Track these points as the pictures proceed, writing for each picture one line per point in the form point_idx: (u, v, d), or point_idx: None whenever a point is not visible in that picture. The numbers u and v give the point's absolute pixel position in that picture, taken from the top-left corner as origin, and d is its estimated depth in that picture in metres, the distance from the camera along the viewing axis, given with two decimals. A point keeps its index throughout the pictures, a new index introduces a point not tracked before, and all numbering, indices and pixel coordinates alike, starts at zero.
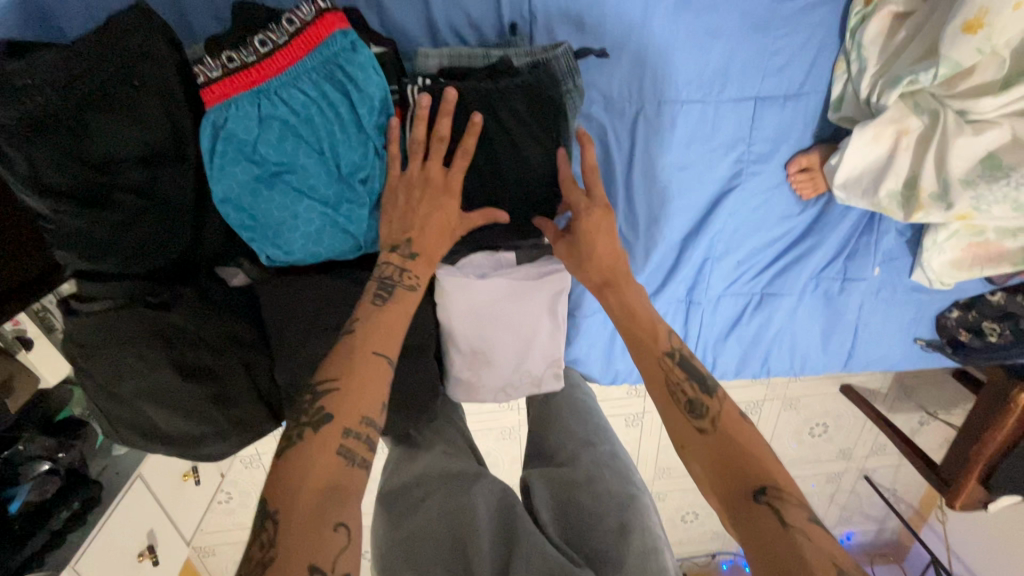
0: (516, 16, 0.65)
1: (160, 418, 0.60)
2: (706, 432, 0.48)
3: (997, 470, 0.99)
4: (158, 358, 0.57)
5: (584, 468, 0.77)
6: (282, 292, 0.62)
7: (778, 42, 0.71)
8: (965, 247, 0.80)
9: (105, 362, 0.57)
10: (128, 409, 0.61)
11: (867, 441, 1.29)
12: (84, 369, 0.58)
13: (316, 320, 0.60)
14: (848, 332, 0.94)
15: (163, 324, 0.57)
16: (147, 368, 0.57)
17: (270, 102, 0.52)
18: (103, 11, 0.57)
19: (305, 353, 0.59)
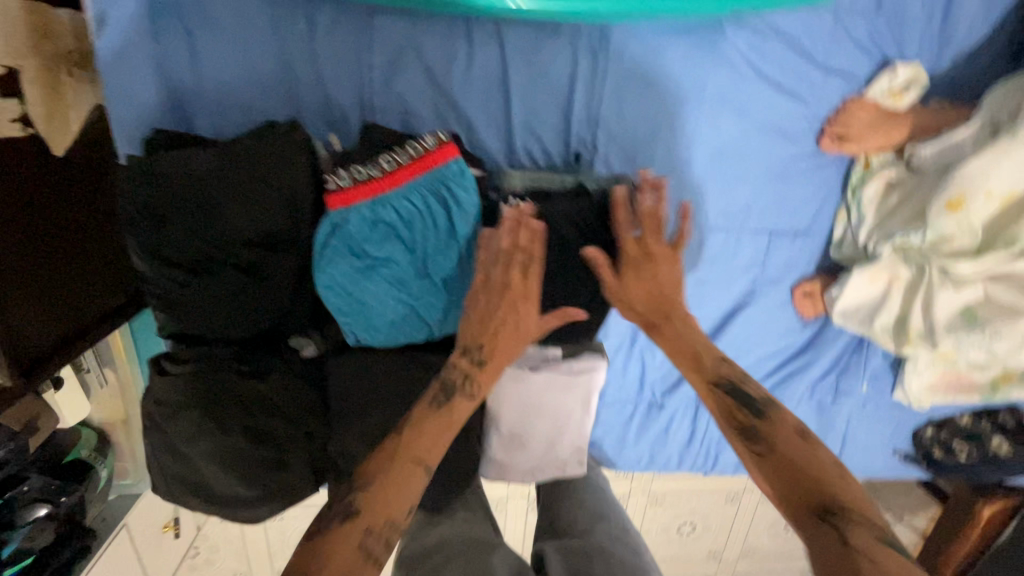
0: (581, 146, 0.76)
1: (214, 478, 0.62)
2: (764, 454, 0.52)
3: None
4: (234, 419, 0.62)
5: (597, 540, 0.81)
6: (351, 368, 0.65)
7: (793, 190, 0.83)
8: (941, 375, 0.92)
9: (182, 417, 0.62)
10: (188, 464, 0.63)
11: None
12: (159, 422, 0.62)
13: (379, 399, 0.63)
14: (837, 440, 1.03)
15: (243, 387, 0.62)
16: (217, 427, 0.61)
17: (383, 208, 0.60)
18: (241, 109, 0.66)
19: (366, 428, 0.63)
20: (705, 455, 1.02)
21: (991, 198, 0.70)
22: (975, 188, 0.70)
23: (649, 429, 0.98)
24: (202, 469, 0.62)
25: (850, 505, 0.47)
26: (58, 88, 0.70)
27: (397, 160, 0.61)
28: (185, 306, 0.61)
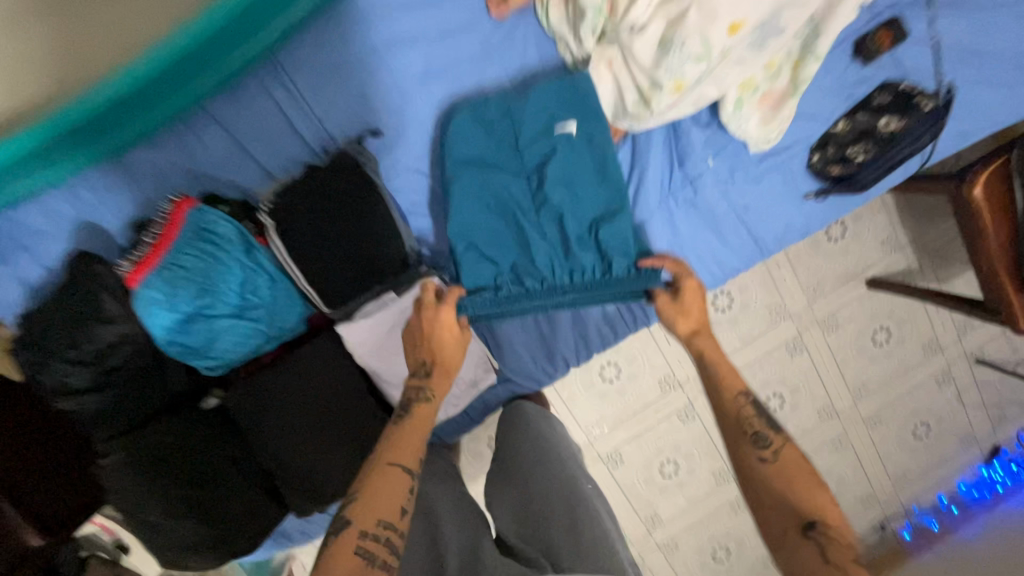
0: (324, 142, 0.92)
1: (188, 530, 0.80)
2: (769, 460, 0.66)
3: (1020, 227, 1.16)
4: (169, 481, 0.79)
5: None
6: (249, 384, 0.84)
7: (505, 58, 0.94)
8: (758, 104, 0.93)
9: (138, 504, 0.79)
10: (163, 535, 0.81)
11: (876, 233, 1.67)
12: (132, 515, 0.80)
13: (274, 389, 0.84)
14: (733, 219, 1.04)
15: (160, 456, 0.79)
16: (159, 493, 0.79)
17: (168, 269, 0.76)
18: (52, 252, 0.87)
19: (277, 421, 0.84)
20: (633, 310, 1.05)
21: None
22: None
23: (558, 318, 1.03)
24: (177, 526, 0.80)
25: (831, 526, 0.61)
26: None
27: (156, 231, 0.77)
28: (86, 417, 0.79)
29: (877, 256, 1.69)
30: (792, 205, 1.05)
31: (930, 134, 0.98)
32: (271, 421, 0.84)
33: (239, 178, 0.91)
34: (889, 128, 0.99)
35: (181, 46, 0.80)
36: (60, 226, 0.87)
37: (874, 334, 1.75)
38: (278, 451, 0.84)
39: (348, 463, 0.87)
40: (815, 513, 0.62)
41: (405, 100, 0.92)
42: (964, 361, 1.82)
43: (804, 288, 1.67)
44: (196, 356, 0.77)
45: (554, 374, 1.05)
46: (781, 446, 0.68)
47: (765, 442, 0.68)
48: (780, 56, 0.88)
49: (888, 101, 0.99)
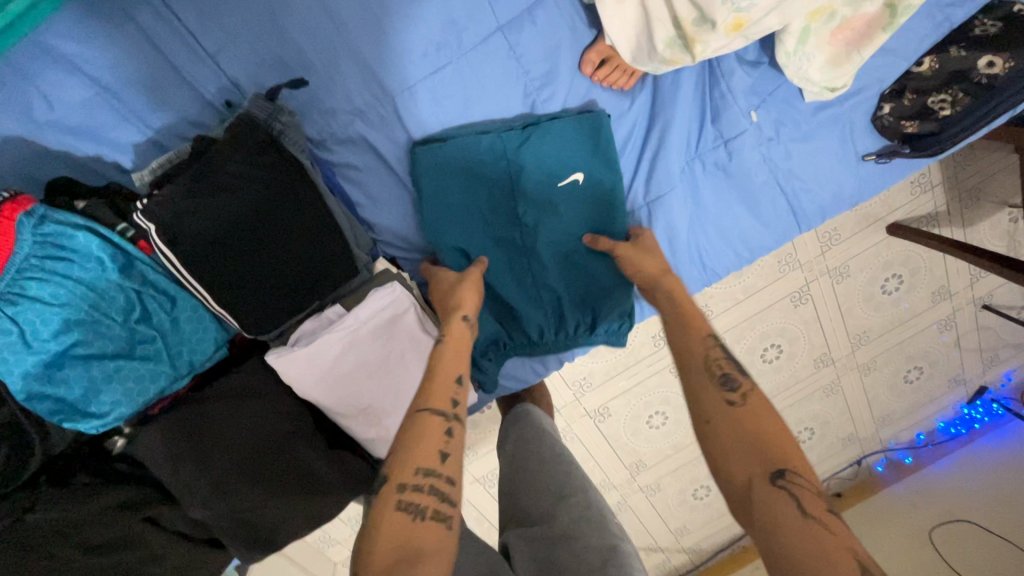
0: (228, 93, 0.66)
1: None
2: (738, 404, 0.52)
3: None
4: (69, 561, 0.62)
5: None
6: (160, 427, 0.66)
7: None
8: (830, 39, 0.68)
9: None
10: None
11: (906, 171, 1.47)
12: None
13: (195, 430, 0.67)
14: (774, 188, 0.81)
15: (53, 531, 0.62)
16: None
17: (7, 301, 0.53)
18: None
19: (203, 471, 0.67)
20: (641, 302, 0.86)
21: None
22: None
23: None
24: None
25: (802, 471, 0.46)
26: None
27: None
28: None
29: (903, 197, 1.50)
30: (848, 170, 0.82)
31: None
32: (194, 472, 0.66)
33: (110, 147, 0.65)
34: (992, 70, 0.74)
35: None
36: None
37: (884, 281, 1.61)
38: (207, 506, 0.67)
39: (300, 511, 0.71)
40: (780, 460, 0.47)
41: (335, 31, 0.64)
42: (970, 307, 1.72)
43: (819, 234, 1.50)
44: (72, 412, 0.57)
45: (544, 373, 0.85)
46: (754, 388, 0.52)
47: (732, 387, 0.53)
48: None
49: (994, 34, 0.75)
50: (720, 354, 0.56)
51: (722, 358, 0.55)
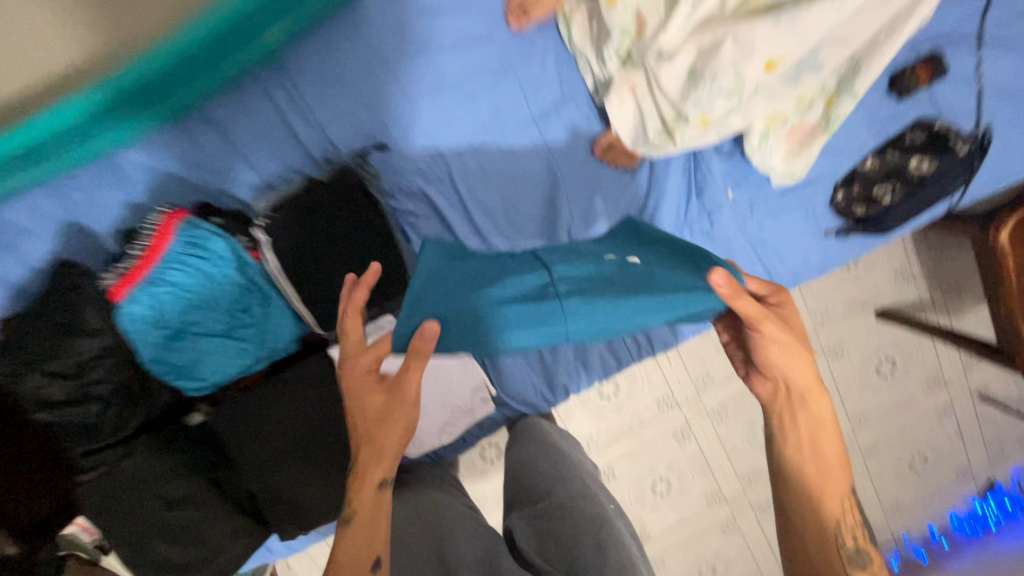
0: (325, 151, 0.88)
1: (171, 551, 0.78)
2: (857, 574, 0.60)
3: None
4: (151, 500, 0.77)
5: None
6: (233, 404, 0.80)
7: (523, 74, 0.89)
8: (787, 137, 0.88)
9: (120, 521, 0.76)
10: (143, 555, 0.78)
11: (889, 263, 1.64)
12: (113, 533, 0.77)
13: (260, 409, 0.80)
14: (750, 253, 0.99)
15: (141, 475, 0.76)
16: (141, 510, 0.77)
17: (155, 284, 0.73)
18: (32, 257, 0.83)
19: (263, 444, 0.80)
20: (640, 340, 1.01)
21: None
22: None
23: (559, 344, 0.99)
24: (157, 546, 0.77)
25: None
26: None
27: (143, 242, 0.73)
28: (61, 434, 0.76)
29: (888, 286, 1.65)
30: (813, 243, 1.00)
31: (964, 178, 0.94)
32: (255, 444, 0.80)
33: (235, 185, 0.87)
34: (921, 169, 0.94)
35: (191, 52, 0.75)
36: (41, 229, 0.83)
37: (879, 365, 1.72)
38: (262, 475, 0.80)
39: (336, 490, 0.82)
40: None
41: (412, 115, 0.87)
42: (966, 395, 1.80)
43: (813, 314, 1.64)
44: (183, 376, 0.75)
45: (553, 391, 0.98)
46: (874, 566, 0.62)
47: (859, 562, 0.61)
48: (814, 91, 0.81)
49: (920, 142, 0.94)
50: (854, 523, 0.63)
51: (849, 533, 0.62)
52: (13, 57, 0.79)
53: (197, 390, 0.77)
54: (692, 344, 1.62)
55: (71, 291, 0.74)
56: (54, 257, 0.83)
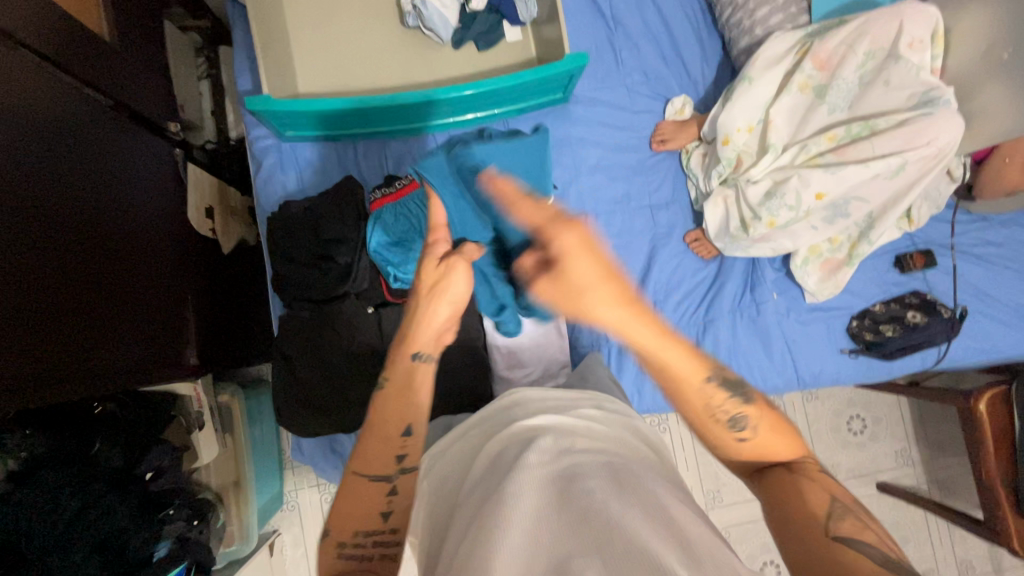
0: None
1: (320, 388, 1.03)
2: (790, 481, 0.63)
3: (1016, 450, 1.36)
4: (327, 346, 1.04)
5: (466, 547, 0.52)
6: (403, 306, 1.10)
7: (652, 176, 1.34)
8: (819, 266, 1.25)
9: (299, 352, 1.04)
10: (302, 384, 1.04)
11: (892, 443, 1.86)
12: (289, 359, 1.04)
13: None
14: (782, 345, 1.30)
15: (329, 325, 1.05)
16: (316, 349, 1.04)
17: (402, 205, 1.09)
18: (308, 179, 1.23)
19: None
20: None
21: (741, 130, 1.18)
22: (730, 131, 1.18)
23: (625, 365, 1.28)
24: (311, 381, 1.03)
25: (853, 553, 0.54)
26: (229, 218, 1.32)
27: (403, 181, 1.12)
28: (291, 280, 1.08)
29: (890, 462, 1.85)
30: (831, 353, 1.31)
31: (945, 334, 1.27)
32: None
33: None
34: (916, 319, 1.28)
35: (475, 91, 1.18)
36: (322, 165, 1.24)
37: None
38: None
39: (450, 392, 1.08)
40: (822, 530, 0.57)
41: (576, 175, 1.32)
42: None
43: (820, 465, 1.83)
44: (391, 269, 1.07)
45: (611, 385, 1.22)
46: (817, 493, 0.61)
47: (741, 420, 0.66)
48: (843, 235, 1.23)
49: (915, 302, 1.30)
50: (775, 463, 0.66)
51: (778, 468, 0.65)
52: (359, 71, 1.28)
53: (395, 284, 1.08)
54: (710, 457, 1.80)
55: (341, 196, 1.12)
56: (321, 185, 1.24)
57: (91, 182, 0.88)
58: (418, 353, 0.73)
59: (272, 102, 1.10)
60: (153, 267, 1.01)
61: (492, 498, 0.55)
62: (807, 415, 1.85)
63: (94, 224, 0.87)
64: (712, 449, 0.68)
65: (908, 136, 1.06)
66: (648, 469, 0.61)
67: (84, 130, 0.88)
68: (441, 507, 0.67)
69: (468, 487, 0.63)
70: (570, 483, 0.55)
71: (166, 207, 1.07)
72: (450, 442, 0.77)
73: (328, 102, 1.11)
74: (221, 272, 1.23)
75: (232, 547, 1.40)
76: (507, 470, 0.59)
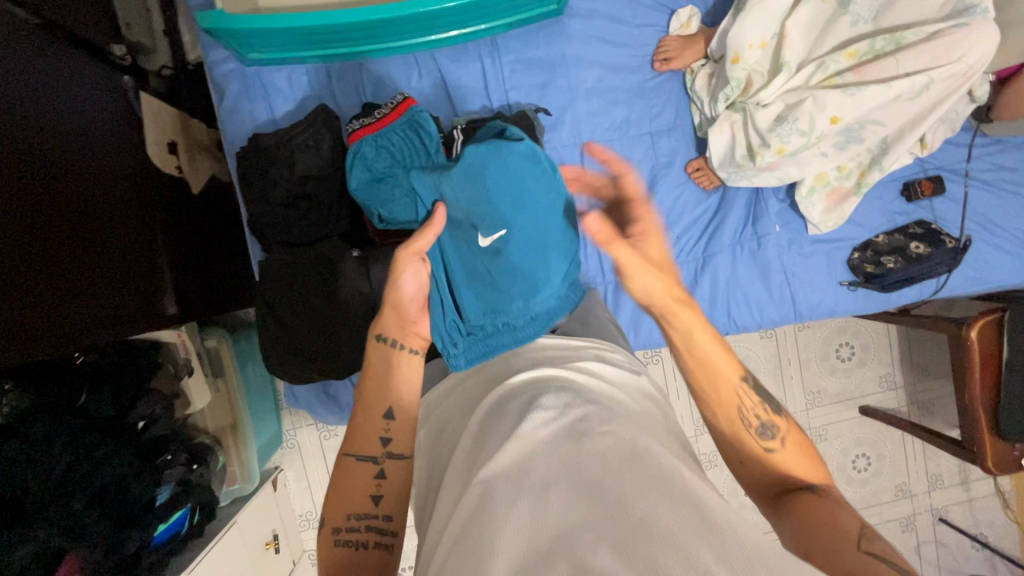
0: (502, 106, 1.19)
1: (307, 335, 0.99)
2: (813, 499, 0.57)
3: (1001, 377, 1.39)
4: (311, 291, 0.99)
5: (468, 513, 0.51)
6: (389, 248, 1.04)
7: (653, 100, 1.24)
8: (825, 195, 1.19)
9: (282, 299, 0.99)
10: (287, 332, 1.00)
11: (877, 368, 1.91)
12: (272, 306, 1.00)
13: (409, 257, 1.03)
14: (781, 279, 1.27)
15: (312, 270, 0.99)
16: (300, 296, 0.99)
17: (383, 138, 1.01)
18: (278, 109, 1.12)
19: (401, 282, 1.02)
20: None
21: (754, 44, 1.07)
22: (741, 47, 1.07)
23: (621, 303, 1.25)
24: (297, 329, 0.99)
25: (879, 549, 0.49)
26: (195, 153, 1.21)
27: (383, 110, 1.02)
28: (267, 222, 1.01)
29: (873, 387, 1.91)
30: (830, 286, 1.28)
31: (948, 265, 1.24)
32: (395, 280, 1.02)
33: (433, 108, 1.17)
34: (918, 251, 1.25)
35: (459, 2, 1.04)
36: (291, 91, 1.12)
37: (854, 458, 1.91)
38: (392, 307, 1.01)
39: None
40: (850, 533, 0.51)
41: (572, 100, 1.21)
42: (928, 515, 1.93)
43: (806, 391, 1.88)
44: (375, 208, 1.01)
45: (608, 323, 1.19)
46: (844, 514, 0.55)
47: (768, 435, 0.61)
48: (853, 162, 1.16)
49: (919, 233, 1.27)
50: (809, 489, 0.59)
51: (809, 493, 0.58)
52: None
53: (379, 224, 1.03)
54: None
55: (315, 127, 1.01)
56: (293, 114, 1.12)
57: (28, 119, 0.78)
58: (382, 334, 0.75)
59: (228, 19, 0.97)
60: (116, 213, 0.93)
61: (492, 462, 0.53)
62: (796, 343, 1.87)
63: (39, 167, 0.78)
64: (740, 473, 0.62)
65: (936, 52, 0.98)
66: (650, 423, 0.59)
67: (11, 56, 0.77)
68: (437, 460, 0.65)
69: (466, 441, 0.61)
70: (574, 445, 0.53)
71: (121, 144, 0.97)
72: (448, 387, 0.74)
73: (292, 18, 0.98)
74: (190, 213, 1.14)
75: (235, 486, 1.42)
76: (510, 427, 0.57)
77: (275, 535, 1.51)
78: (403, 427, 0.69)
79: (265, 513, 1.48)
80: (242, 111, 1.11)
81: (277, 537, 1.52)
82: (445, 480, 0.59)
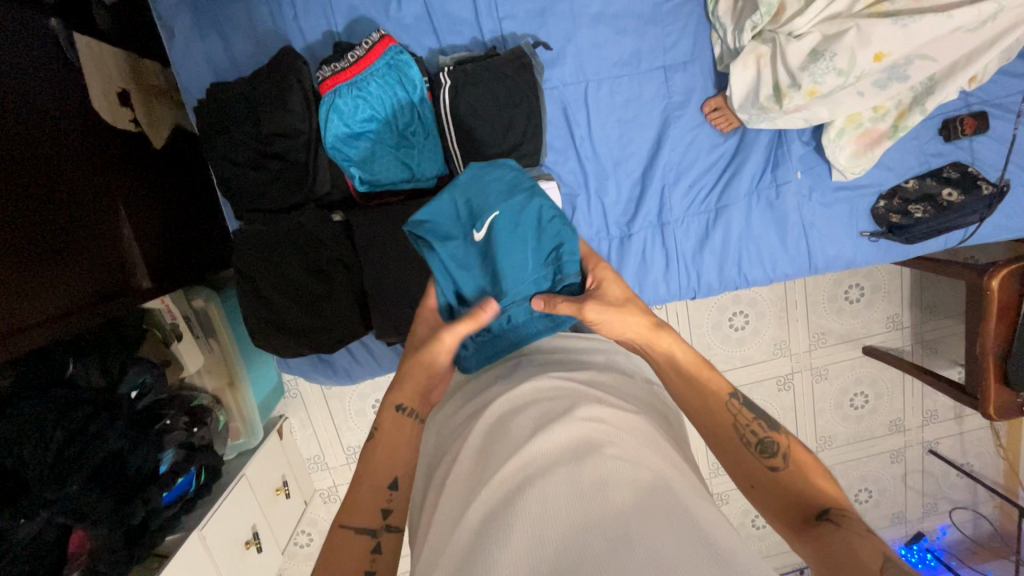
0: (495, 40, 1.04)
1: (293, 309, 0.94)
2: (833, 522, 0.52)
3: (1017, 325, 1.34)
4: (293, 262, 0.93)
5: (466, 535, 0.47)
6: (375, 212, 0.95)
7: (669, 28, 1.08)
8: (856, 139, 1.06)
9: (261, 271, 0.92)
10: (271, 305, 0.94)
11: (885, 309, 1.87)
12: (252, 279, 0.93)
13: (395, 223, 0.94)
14: (799, 231, 1.19)
15: (292, 239, 0.92)
16: (280, 267, 0.92)
17: (358, 87, 0.89)
18: (237, 50, 0.98)
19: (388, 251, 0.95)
20: (689, 277, 1.20)
21: None
22: None
23: (627, 259, 1.18)
24: (281, 302, 0.93)
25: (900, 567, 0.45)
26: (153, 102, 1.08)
27: (357, 52, 0.88)
28: (237, 186, 0.92)
29: (879, 327, 1.88)
30: (850, 237, 1.20)
31: (980, 215, 1.14)
32: (382, 247, 0.94)
33: (416, 44, 1.02)
34: (950, 199, 1.15)
35: None
36: (250, 27, 0.97)
37: (852, 396, 1.92)
38: (380, 277, 0.95)
39: None
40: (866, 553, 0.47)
41: (575, 30, 1.06)
42: (919, 448, 1.99)
43: (810, 333, 1.85)
44: (354, 169, 0.92)
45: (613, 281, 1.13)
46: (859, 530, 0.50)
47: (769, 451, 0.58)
48: (891, 102, 1.03)
49: (954, 177, 1.16)
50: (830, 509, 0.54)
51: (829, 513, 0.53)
52: None
53: (361, 185, 0.94)
54: (704, 330, 1.81)
55: (279, 75, 0.88)
56: (255, 56, 0.98)
57: None
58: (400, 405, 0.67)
59: None
60: (67, 183, 0.84)
61: (495, 479, 0.49)
62: (804, 286, 1.81)
63: None
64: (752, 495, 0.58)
65: None
66: (658, 441, 0.55)
67: None
68: (433, 463, 0.62)
69: (465, 449, 0.57)
70: (581, 465, 0.48)
71: (61, 102, 0.86)
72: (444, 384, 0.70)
73: None
74: (152, 173, 1.04)
75: (240, 440, 1.44)
76: (517, 442, 0.52)
77: (284, 482, 1.56)
78: (393, 425, 0.65)
79: (273, 462, 1.52)
80: (197, 54, 0.97)
81: (286, 483, 1.56)
82: (438, 490, 0.56)
